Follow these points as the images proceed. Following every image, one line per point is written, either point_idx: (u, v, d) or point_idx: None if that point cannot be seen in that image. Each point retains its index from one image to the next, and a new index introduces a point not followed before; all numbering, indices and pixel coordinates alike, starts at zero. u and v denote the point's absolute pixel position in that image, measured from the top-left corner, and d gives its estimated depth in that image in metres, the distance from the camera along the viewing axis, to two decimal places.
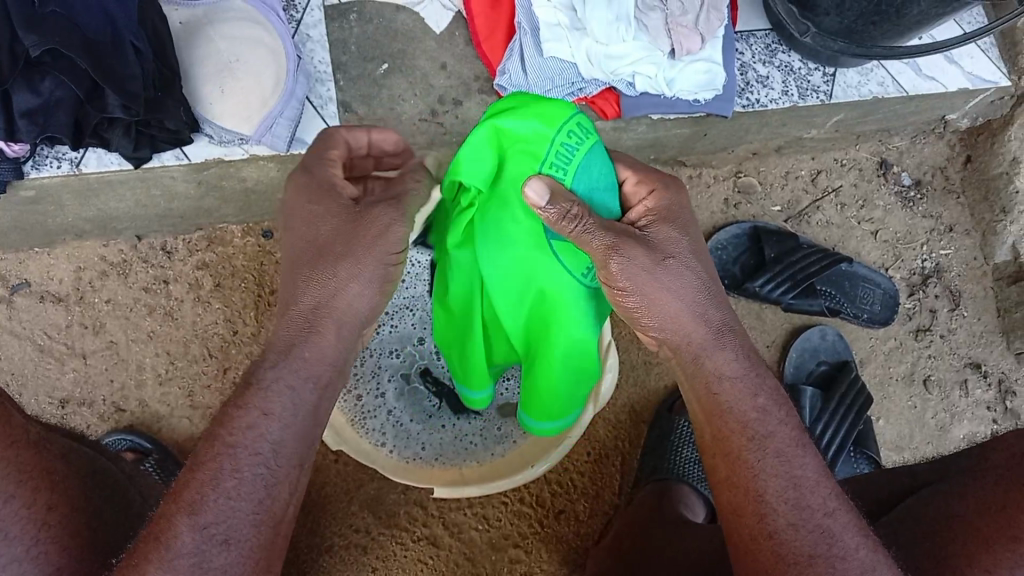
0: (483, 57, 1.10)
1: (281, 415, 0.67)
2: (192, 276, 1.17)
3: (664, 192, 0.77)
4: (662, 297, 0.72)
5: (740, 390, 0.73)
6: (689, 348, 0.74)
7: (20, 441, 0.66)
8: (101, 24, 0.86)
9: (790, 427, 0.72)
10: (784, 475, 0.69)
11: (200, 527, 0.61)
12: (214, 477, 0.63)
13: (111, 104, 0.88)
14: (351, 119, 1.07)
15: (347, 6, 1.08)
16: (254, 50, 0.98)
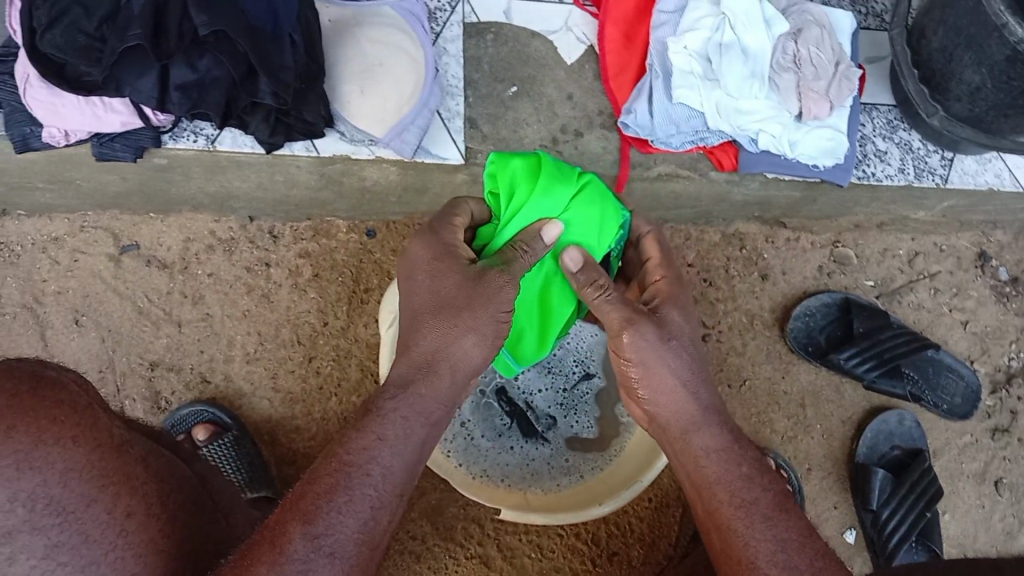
0: (610, 94, 1.12)
1: (393, 442, 0.72)
2: (293, 263, 1.20)
3: (676, 282, 0.85)
4: (663, 377, 0.78)
5: (726, 460, 0.76)
6: (677, 425, 0.79)
7: (105, 447, 0.62)
8: (264, 13, 0.90)
9: (774, 494, 0.74)
10: (772, 539, 0.70)
11: (312, 536, 0.64)
12: (331, 491, 0.67)
13: (263, 90, 0.91)
14: (475, 136, 1.08)
15: (486, 25, 1.11)
16: (396, 56, 1.01)
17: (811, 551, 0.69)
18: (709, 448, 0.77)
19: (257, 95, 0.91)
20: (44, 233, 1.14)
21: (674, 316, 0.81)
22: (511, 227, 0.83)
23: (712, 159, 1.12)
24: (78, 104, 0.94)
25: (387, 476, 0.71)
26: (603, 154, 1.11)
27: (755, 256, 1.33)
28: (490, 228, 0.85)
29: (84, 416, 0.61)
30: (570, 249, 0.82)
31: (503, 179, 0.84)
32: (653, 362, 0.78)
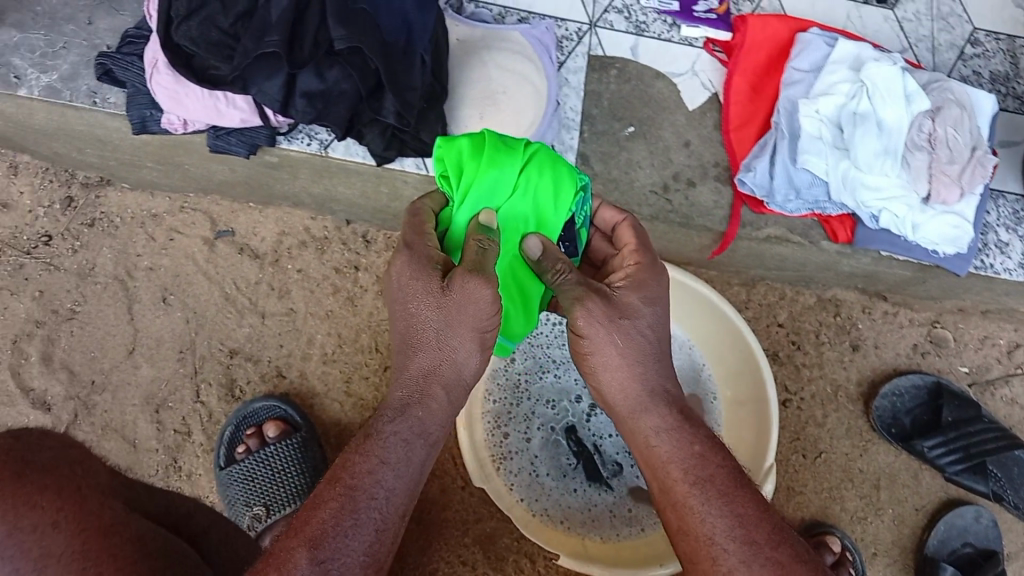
0: (729, 146, 1.08)
1: (396, 464, 0.63)
2: (381, 270, 1.19)
3: (646, 264, 0.75)
4: (615, 358, 0.69)
5: (679, 439, 0.68)
6: (625, 406, 0.70)
7: (91, 531, 0.59)
8: (398, 30, 0.88)
9: (731, 471, 0.66)
10: (727, 516, 0.62)
11: (318, 561, 0.57)
12: (335, 516, 0.59)
13: (387, 108, 0.90)
14: (586, 173, 1.05)
15: (611, 60, 1.09)
16: (520, 86, 0.99)
17: (770, 525, 0.62)
18: (659, 429, 0.69)
19: (382, 112, 0.90)
20: (145, 208, 1.15)
21: (631, 298, 0.71)
22: (464, 209, 0.75)
23: (826, 228, 1.07)
24: (201, 95, 0.92)
25: (392, 499, 0.62)
26: (714, 208, 1.07)
27: (849, 325, 1.29)
28: (445, 212, 0.77)
29: (70, 499, 0.59)
30: (530, 237, 0.76)
31: (444, 162, 0.76)
32: (606, 344, 0.69)
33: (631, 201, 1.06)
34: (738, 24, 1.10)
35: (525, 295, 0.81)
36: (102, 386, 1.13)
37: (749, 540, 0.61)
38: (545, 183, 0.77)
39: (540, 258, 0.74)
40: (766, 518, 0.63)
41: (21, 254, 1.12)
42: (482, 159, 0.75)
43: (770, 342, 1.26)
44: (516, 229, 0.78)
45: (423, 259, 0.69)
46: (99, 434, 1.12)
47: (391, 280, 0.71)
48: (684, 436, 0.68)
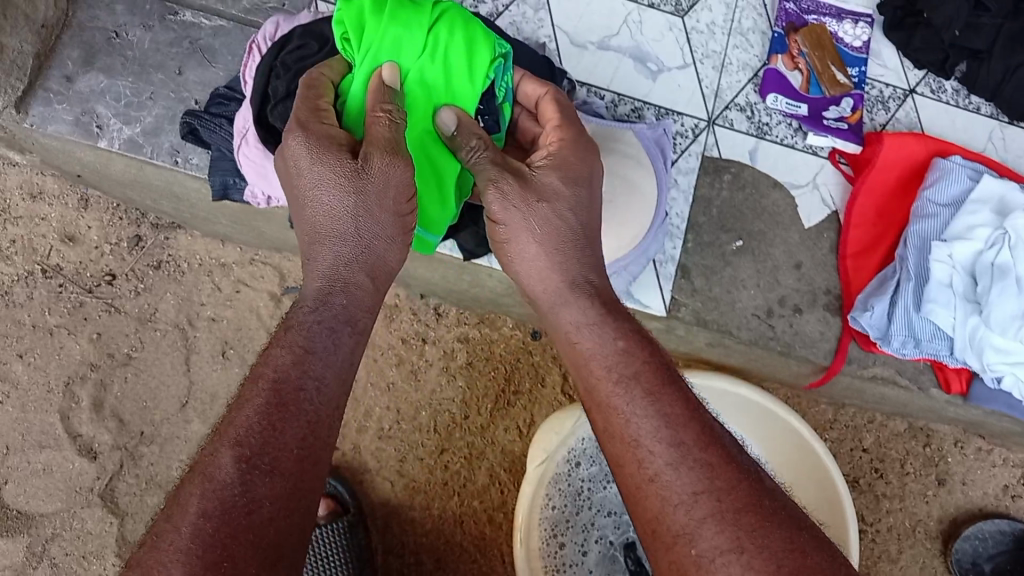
0: (845, 274, 0.99)
1: (321, 354, 0.60)
2: (449, 345, 1.14)
3: (571, 144, 0.72)
4: (522, 235, 0.68)
5: (600, 332, 0.66)
6: (546, 297, 0.69)
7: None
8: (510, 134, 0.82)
9: (656, 367, 0.64)
10: (653, 415, 0.60)
11: (243, 458, 0.53)
12: (260, 407, 0.56)
13: None
14: (685, 287, 0.97)
15: (726, 164, 1.00)
16: (630, 194, 0.91)
17: (697, 425, 0.59)
18: (578, 323, 0.67)
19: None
20: (214, 256, 1.10)
21: (550, 179, 0.69)
22: (363, 70, 0.72)
23: (940, 376, 0.98)
24: None
25: (321, 389, 0.59)
26: (820, 340, 0.98)
27: (937, 458, 1.20)
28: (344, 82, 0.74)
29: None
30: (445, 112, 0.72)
31: (347, 17, 0.73)
32: (520, 230, 0.68)
33: (730, 323, 0.97)
34: (873, 139, 1.00)
35: (440, 172, 0.76)
36: (151, 438, 1.08)
37: (675, 443, 0.58)
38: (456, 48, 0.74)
39: (455, 132, 0.71)
40: (693, 417, 0.60)
41: (82, 292, 1.08)
42: (386, 20, 0.72)
43: (852, 467, 1.18)
44: (432, 95, 0.74)
45: (326, 139, 0.66)
46: (142, 488, 1.07)
47: (286, 163, 0.66)
48: (606, 332, 0.66)
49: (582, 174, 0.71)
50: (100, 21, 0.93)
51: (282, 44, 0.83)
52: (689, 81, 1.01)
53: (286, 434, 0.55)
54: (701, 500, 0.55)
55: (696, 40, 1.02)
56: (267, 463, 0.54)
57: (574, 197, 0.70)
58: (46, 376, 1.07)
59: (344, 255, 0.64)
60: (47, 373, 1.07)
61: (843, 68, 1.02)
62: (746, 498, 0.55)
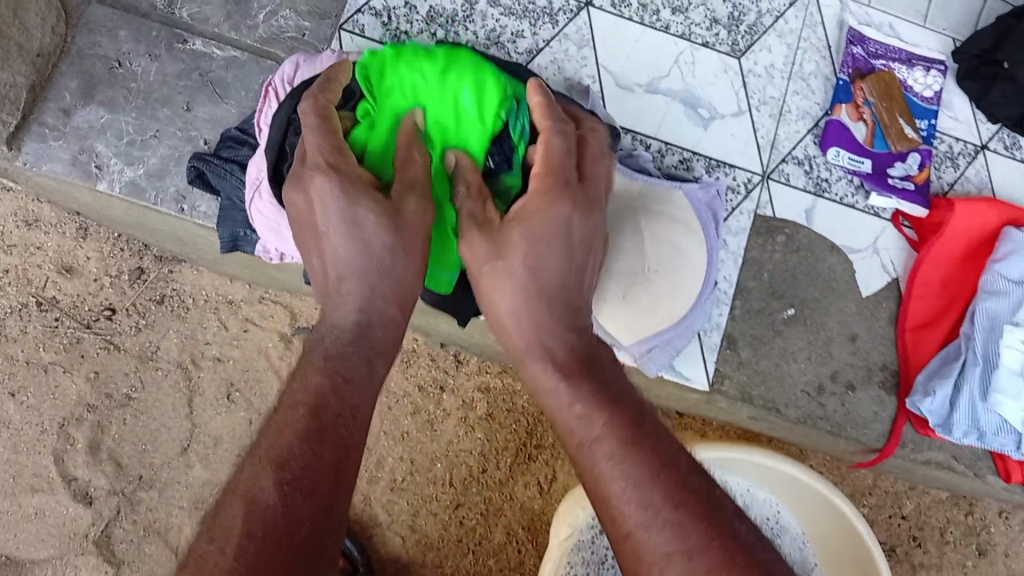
0: (903, 348, 0.92)
1: (356, 384, 0.56)
2: (468, 395, 1.07)
3: (561, 190, 0.60)
4: (499, 293, 0.59)
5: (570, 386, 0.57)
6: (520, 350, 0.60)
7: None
8: None
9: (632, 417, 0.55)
10: (625, 474, 0.52)
11: (286, 483, 0.50)
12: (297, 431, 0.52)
13: None
14: (731, 358, 0.89)
15: (781, 224, 0.92)
16: (677, 264, 0.84)
17: (669, 481, 0.52)
18: (550, 379, 0.58)
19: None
20: (220, 293, 1.04)
21: (522, 232, 0.59)
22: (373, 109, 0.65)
23: (999, 464, 0.93)
24: None
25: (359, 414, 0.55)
26: (873, 420, 0.91)
27: (980, 527, 1.13)
28: None
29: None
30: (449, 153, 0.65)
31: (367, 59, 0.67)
32: (496, 290, 0.60)
33: (779, 400, 0.90)
34: (942, 204, 0.92)
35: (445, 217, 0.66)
36: (150, 483, 1.02)
37: (645, 504, 0.51)
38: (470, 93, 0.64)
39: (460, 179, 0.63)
40: (665, 475, 0.52)
41: (80, 327, 1.02)
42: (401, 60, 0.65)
43: (890, 535, 1.12)
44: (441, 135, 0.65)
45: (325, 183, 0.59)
46: (140, 536, 1.01)
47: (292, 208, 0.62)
48: (577, 387, 0.57)
49: (566, 219, 0.59)
50: (102, 48, 0.84)
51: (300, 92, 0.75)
52: (743, 130, 0.93)
53: (324, 460, 0.51)
54: (675, 561, 0.49)
55: (753, 84, 0.94)
56: (307, 486, 0.50)
57: (556, 242, 0.59)
58: (39, 416, 1.01)
59: (365, 292, 0.58)
60: (41, 413, 1.00)
61: (912, 121, 0.94)
62: (722, 555, 0.49)
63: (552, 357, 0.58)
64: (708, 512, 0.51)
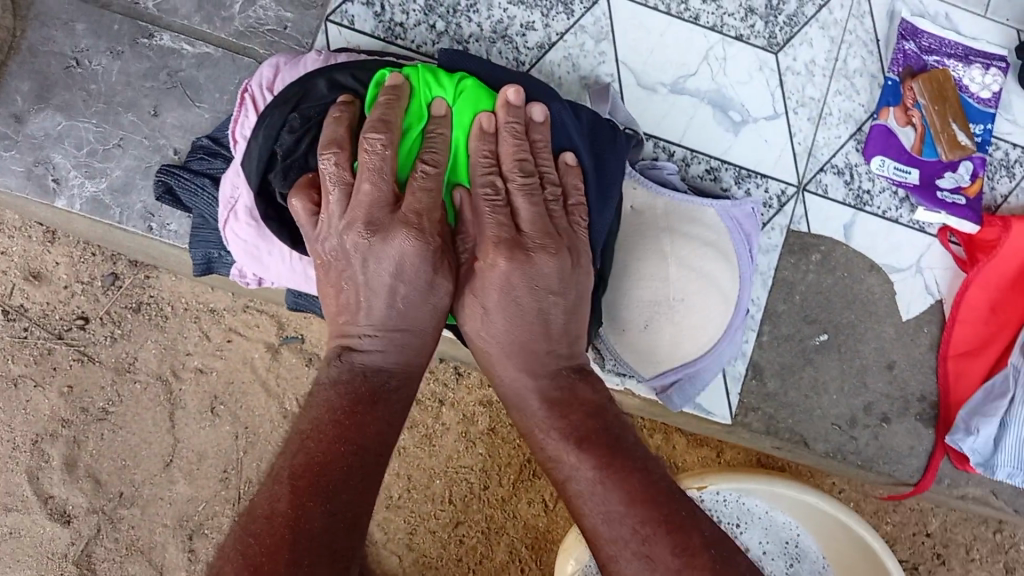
0: (944, 378, 0.84)
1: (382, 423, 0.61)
2: (470, 409, 1.00)
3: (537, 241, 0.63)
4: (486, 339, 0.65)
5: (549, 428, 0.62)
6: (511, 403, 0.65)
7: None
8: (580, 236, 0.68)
9: (599, 449, 0.60)
10: (601, 505, 0.58)
11: (330, 511, 0.55)
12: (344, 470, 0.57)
13: None
14: (757, 389, 0.82)
15: (816, 241, 0.85)
16: (706, 293, 0.76)
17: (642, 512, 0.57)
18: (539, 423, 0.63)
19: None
20: (202, 300, 0.96)
21: (494, 282, 0.63)
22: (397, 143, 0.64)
23: None
24: (287, 258, 0.71)
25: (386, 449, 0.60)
26: (908, 454, 0.84)
27: (1007, 545, 1.08)
28: None
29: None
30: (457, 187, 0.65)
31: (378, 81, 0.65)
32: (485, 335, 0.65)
33: (806, 434, 0.83)
34: (997, 223, 0.85)
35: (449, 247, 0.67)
36: (131, 500, 0.96)
37: (615, 535, 0.57)
38: (467, 121, 0.65)
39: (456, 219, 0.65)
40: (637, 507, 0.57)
41: (50, 337, 0.95)
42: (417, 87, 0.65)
43: (912, 553, 1.06)
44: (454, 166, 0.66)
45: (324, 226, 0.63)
46: (123, 556, 0.96)
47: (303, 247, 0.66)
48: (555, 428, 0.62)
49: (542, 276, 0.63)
50: (56, 44, 0.75)
51: (308, 142, 0.65)
52: (779, 136, 0.86)
53: (358, 492, 0.57)
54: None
55: (790, 83, 0.87)
56: (349, 519, 0.55)
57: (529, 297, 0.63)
58: (10, 432, 0.94)
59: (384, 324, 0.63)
60: (12, 429, 0.94)
61: (965, 126, 0.86)
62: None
63: (530, 397, 0.63)
64: (679, 534, 0.56)
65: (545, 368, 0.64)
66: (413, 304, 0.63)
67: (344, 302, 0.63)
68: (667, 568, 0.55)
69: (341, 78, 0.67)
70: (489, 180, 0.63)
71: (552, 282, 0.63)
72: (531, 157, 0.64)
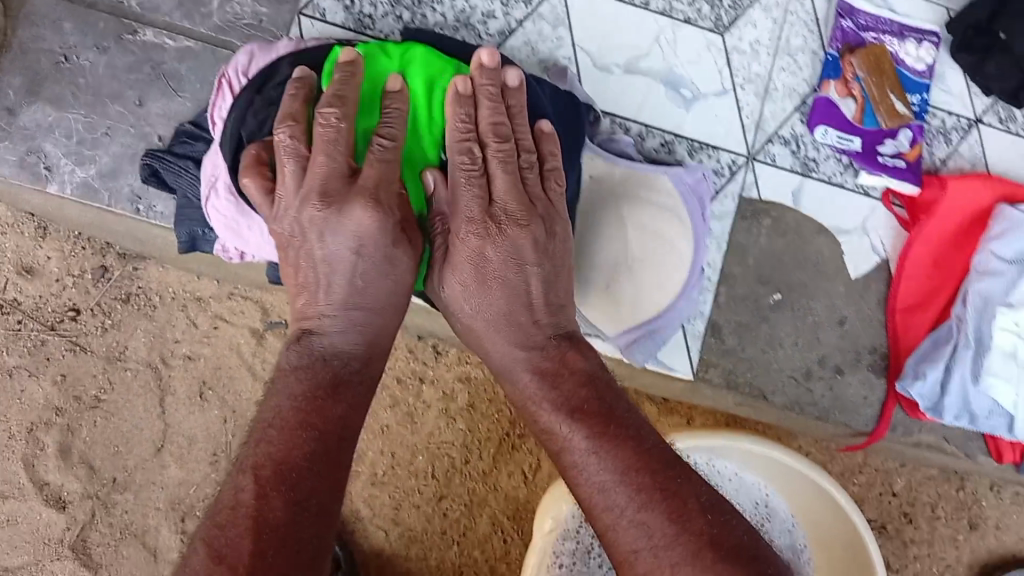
0: (892, 328, 0.89)
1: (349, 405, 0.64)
2: (449, 386, 1.04)
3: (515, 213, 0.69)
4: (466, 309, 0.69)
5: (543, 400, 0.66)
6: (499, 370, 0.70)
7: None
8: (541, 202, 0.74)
9: (594, 413, 0.65)
10: (600, 475, 0.61)
11: (293, 502, 0.57)
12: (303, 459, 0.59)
13: None
14: (716, 346, 0.87)
15: (766, 207, 0.90)
16: (664, 254, 0.82)
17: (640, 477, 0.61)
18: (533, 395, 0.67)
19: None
20: (189, 289, 1.01)
21: (470, 249, 0.68)
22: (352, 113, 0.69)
23: (991, 444, 0.89)
24: (264, 233, 0.75)
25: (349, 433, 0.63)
26: (862, 404, 0.89)
27: (970, 501, 1.12)
28: None
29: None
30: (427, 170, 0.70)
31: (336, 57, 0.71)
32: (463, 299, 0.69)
33: (765, 387, 0.87)
34: (934, 183, 0.91)
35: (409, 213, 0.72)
36: (125, 485, 0.99)
37: (613, 498, 0.60)
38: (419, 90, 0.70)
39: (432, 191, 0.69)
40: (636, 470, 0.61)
41: (43, 329, 0.99)
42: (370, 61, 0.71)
43: (881, 512, 1.10)
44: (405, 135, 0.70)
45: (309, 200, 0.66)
46: (117, 539, 0.99)
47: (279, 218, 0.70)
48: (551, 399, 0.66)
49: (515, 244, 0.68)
50: (46, 41, 0.81)
51: (269, 127, 0.71)
52: (727, 111, 0.92)
53: (323, 480, 0.59)
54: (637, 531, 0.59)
55: (737, 62, 0.93)
56: (313, 506, 0.58)
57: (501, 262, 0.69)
58: (7, 421, 0.98)
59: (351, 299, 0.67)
60: (8, 418, 0.98)
61: (902, 97, 0.92)
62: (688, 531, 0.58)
63: (521, 370, 0.68)
64: (672, 494, 0.60)
65: (531, 340, 0.69)
66: (371, 279, 0.67)
67: (304, 282, 0.68)
68: (664, 534, 0.58)
69: (312, 58, 0.73)
70: (468, 154, 0.67)
71: (527, 253, 0.69)
72: (506, 121, 0.69)
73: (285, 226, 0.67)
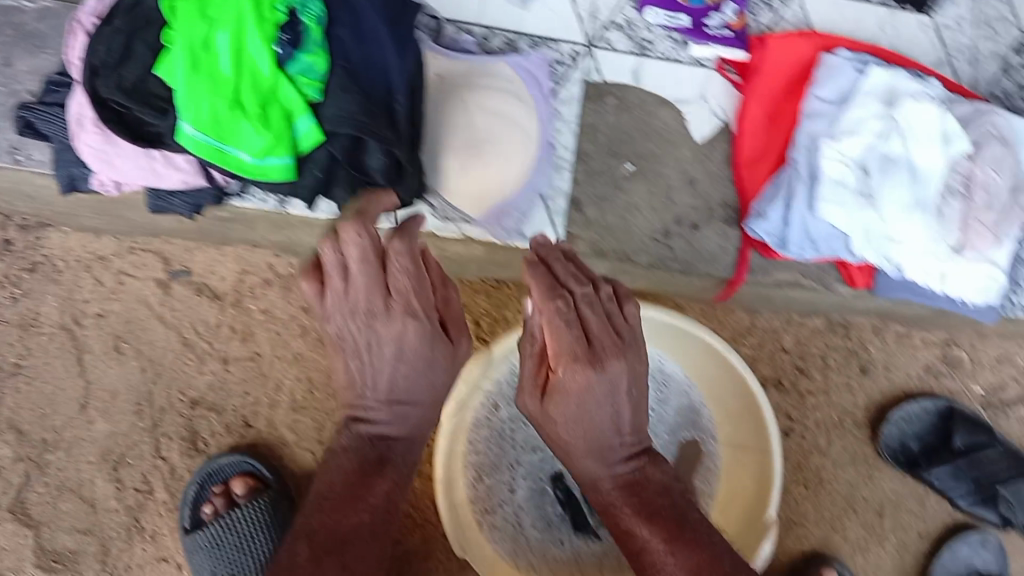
0: (740, 184, 0.96)
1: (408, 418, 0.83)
2: None
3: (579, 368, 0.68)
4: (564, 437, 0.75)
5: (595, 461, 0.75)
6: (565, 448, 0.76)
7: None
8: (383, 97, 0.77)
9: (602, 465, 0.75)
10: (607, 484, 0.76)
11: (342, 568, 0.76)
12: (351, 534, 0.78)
13: (373, 165, 0.78)
14: (578, 219, 0.94)
15: (609, 88, 0.96)
16: (511, 132, 0.87)
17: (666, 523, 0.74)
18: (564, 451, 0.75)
19: (366, 171, 0.79)
20: (89, 250, 1.06)
21: (568, 384, 0.70)
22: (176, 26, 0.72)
23: (844, 273, 0.97)
24: (135, 155, 0.80)
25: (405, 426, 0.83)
26: (720, 253, 0.97)
27: (858, 348, 1.20)
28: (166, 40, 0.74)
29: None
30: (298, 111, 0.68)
31: None
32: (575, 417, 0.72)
33: (628, 250, 0.95)
34: (756, 43, 0.97)
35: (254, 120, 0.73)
36: (55, 444, 1.06)
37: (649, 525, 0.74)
38: None
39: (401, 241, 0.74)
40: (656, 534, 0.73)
41: None
42: None
43: (775, 369, 1.18)
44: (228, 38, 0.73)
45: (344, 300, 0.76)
46: (56, 495, 1.06)
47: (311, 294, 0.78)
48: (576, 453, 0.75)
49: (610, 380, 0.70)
50: None
51: (118, 53, 0.75)
52: (563, 5, 0.97)
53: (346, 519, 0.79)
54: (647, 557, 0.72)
55: None
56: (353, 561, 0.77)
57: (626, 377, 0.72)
58: None
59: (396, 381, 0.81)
60: None
61: None
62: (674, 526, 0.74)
63: (604, 478, 0.76)
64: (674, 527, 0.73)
65: (614, 457, 0.76)
66: (414, 351, 0.78)
67: (352, 382, 0.82)
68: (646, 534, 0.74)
69: None
70: (559, 299, 0.69)
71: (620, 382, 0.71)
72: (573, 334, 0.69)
73: (335, 322, 0.77)
